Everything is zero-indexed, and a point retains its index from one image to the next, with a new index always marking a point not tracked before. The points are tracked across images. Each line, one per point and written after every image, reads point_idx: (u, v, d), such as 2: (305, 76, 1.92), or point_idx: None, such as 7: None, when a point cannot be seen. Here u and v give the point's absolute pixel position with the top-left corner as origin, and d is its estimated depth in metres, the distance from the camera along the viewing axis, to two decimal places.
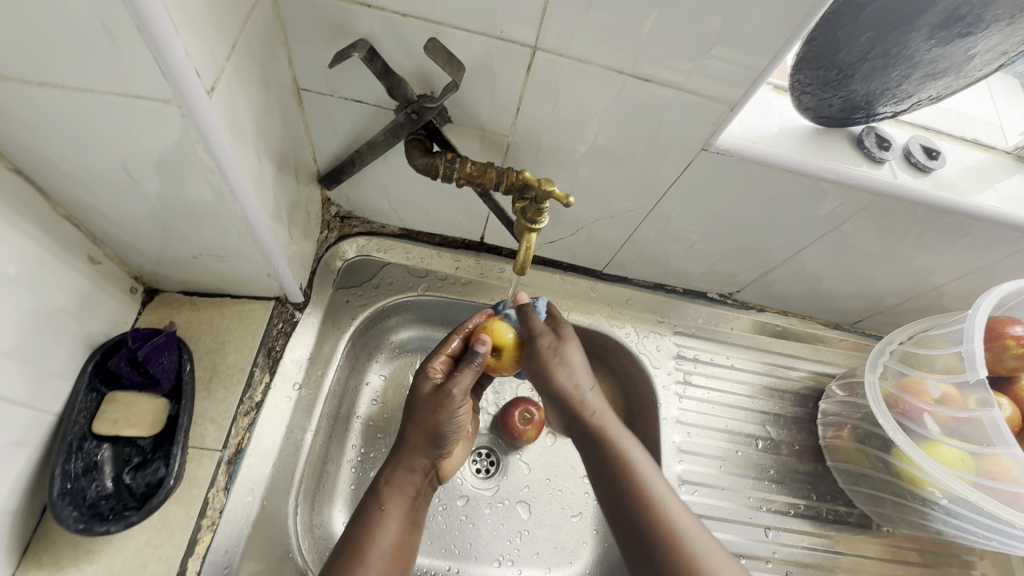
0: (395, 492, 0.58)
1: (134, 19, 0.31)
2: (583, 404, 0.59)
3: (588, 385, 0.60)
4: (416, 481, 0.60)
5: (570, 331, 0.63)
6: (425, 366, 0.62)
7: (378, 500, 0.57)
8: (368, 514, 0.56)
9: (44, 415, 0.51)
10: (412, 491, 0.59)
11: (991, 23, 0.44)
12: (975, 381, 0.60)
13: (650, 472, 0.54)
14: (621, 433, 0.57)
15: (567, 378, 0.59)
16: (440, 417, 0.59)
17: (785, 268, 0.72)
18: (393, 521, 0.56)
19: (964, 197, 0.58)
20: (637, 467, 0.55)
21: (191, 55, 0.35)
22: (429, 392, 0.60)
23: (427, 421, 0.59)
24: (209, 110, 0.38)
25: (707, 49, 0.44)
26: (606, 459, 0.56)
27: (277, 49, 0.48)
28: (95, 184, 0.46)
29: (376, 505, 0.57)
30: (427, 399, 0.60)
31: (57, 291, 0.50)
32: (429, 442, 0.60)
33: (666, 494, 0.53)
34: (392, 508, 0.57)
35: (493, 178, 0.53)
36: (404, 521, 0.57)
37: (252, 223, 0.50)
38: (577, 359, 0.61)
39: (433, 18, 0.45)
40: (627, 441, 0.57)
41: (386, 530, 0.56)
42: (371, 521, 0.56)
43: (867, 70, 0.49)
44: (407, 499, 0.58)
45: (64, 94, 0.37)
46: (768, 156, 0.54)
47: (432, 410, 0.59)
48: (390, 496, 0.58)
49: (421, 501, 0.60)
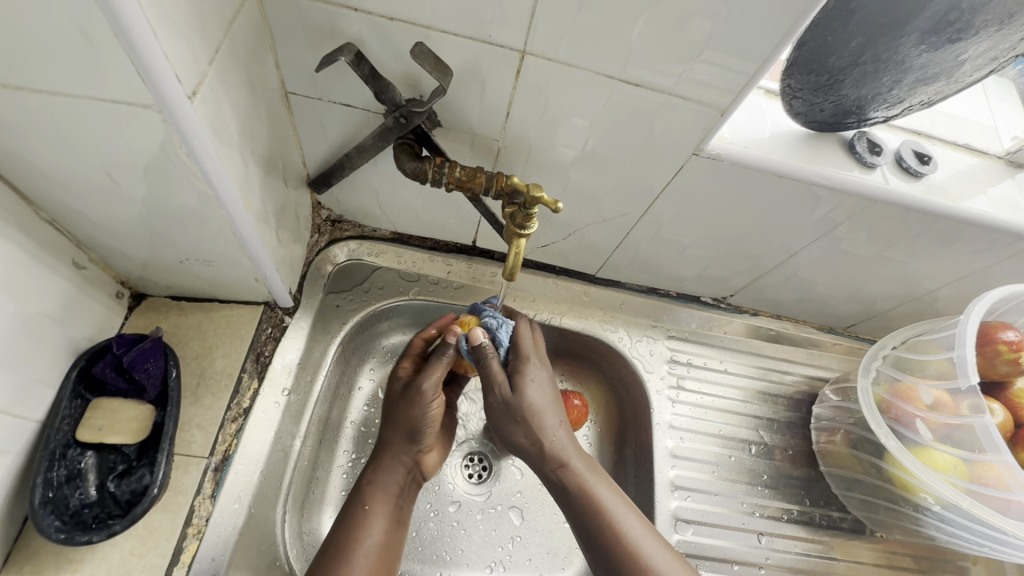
0: (379, 492, 0.58)
1: (112, 24, 0.31)
2: (552, 452, 0.56)
3: (556, 431, 0.56)
4: (399, 478, 0.60)
5: (531, 366, 0.57)
6: (393, 370, 0.63)
7: (362, 500, 0.57)
8: (353, 512, 0.56)
9: (26, 422, 0.50)
10: (396, 490, 0.59)
11: (981, 28, 0.44)
12: (967, 388, 0.59)
13: (623, 516, 0.54)
14: (591, 477, 0.56)
15: (529, 420, 0.55)
16: (414, 415, 0.59)
17: (778, 273, 0.72)
18: (377, 520, 0.56)
19: (955, 202, 0.57)
20: (611, 515, 0.54)
21: (171, 60, 0.35)
22: (402, 390, 0.61)
23: (403, 418, 0.60)
24: (191, 115, 0.38)
25: (697, 54, 0.44)
26: (579, 509, 0.55)
27: (263, 52, 0.47)
28: (78, 189, 0.45)
29: (360, 506, 0.57)
30: (399, 399, 0.61)
31: (39, 297, 0.50)
32: (409, 438, 0.60)
33: (642, 540, 0.53)
34: (376, 507, 0.57)
35: (482, 183, 0.52)
36: (390, 521, 0.57)
37: (238, 228, 0.50)
38: (538, 398, 0.56)
39: (420, 22, 0.44)
40: (598, 486, 0.55)
41: (372, 527, 0.55)
42: (356, 520, 0.55)
43: (858, 76, 0.48)
44: (390, 498, 0.58)
45: (42, 99, 0.36)
46: (759, 160, 0.53)
47: (406, 409, 0.59)
48: (374, 496, 0.57)
49: (405, 499, 0.60)
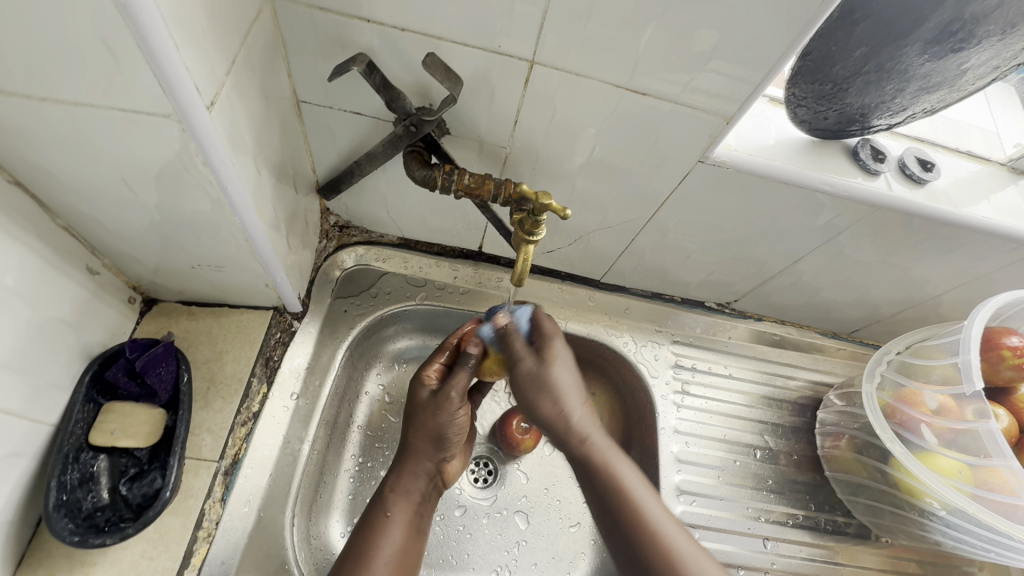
0: (401, 499, 0.58)
1: (136, 38, 0.32)
2: (573, 426, 0.57)
3: (579, 405, 0.59)
4: (421, 487, 0.60)
5: (556, 344, 0.60)
6: (420, 374, 0.61)
7: (384, 507, 0.57)
8: (373, 520, 0.56)
9: (40, 426, 0.50)
10: (417, 498, 0.59)
11: (983, 38, 0.45)
12: (973, 393, 0.60)
13: (644, 495, 0.54)
14: (614, 455, 0.56)
15: (553, 396, 0.58)
16: (441, 422, 0.59)
17: (782, 278, 0.72)
18: (398, 529, 0.56)
19: (958, 208, 0.58)
20: (630, 489, 0.54)
21: (190, 70, 0.35)
22: (427, 398, 0.60)
23: (429, 426, 0.59)
24: (208, 123, 0.38)
25: (702, 64, 0.44)
26: (601, 485, 0.55)
27: (276, 62, 0.48)
28: (95, 196, 0.46)
29: (380, 512, 0.57)
30: (425, 405, 0.60)
31: (55, 302, 0.50)
32: (434, 446, 0.60)
33: (659, 518, 0.53)
34: (396, 515, 0.57)
35: (491, 190, 0.53)
36: (410, 528, 0.57)
37: (250, 234, 0.50)
38: (569, 377, 0.59)
39: (431, 33, 0.45)
40: (620, 464, 0.56)
41: (392, 536, 0.56)
42: (377, 528, 0.55)
43: (862, 84, 0.49)
44: (411, 505, 0.58)
45: (63, 108, 0.37)
46: (764, 167, 0.54)
47: (432, 415, 0.59)
48: (395, 503, 0.58)
49: (426, 507, 0.60)
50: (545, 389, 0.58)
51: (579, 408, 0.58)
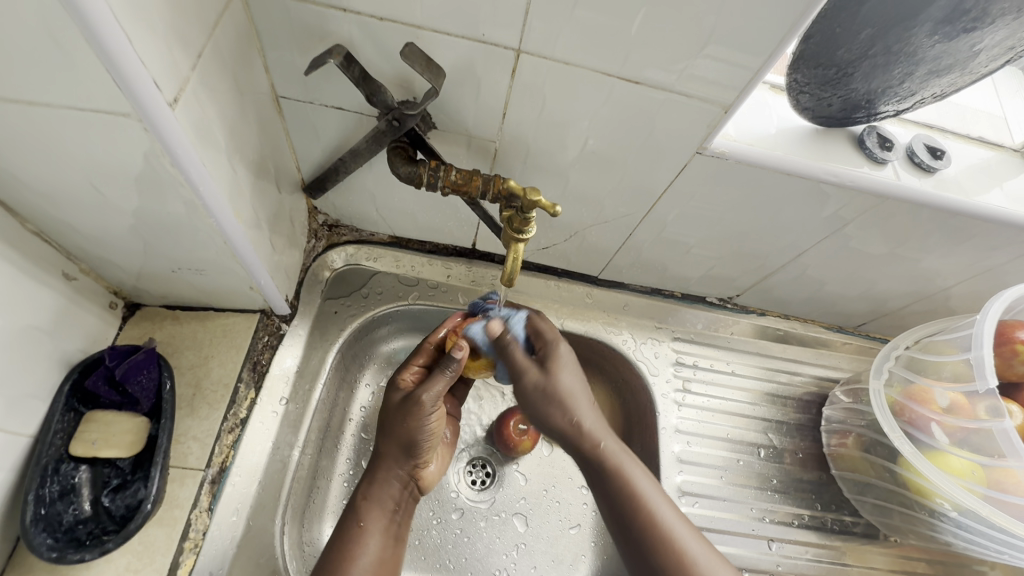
0: (374, 507, 0.56)
1: (83, 33, 0.30)
2: (579, 430, 0.58)
3: (587, 410, 0.59)
4: (394, 493, 0.58)
5: (561, 349, 0.61)
6: (395, 378, 0.60)
7: (357, 517, 0.56)
8: (346, 530, 0.55)
9: (17, 438, 0.49)
10: (392, 505, 0.57)
11: (998, 17, 0.42)
12: (985, 390, 0.57)
13: (648, 487, 0.55)
14: (624, 458, 0.57)
15: (565, 404, 0.59)
16: (412, 427, 0.57)
17: (786, 271, 0.70)
18: (374, 537, 0.55)
19: (969, 197, 0.55)
20: (641, 489, 0.54)
21: (149, 65, 0.33)
22: (399, 402, 0.58)
23: (399, 433, 0.57)
24: (172, 120, 0.36)
25: (699, 49, 0.42)
26: (612, 488, 0.55)
27: (250, 56, 0.46)
28: (64, 201, 0.44)
29: (354, 522, 0.55)
30: (397, 408, 0.58)
31: (30, 310, 0.49)
32: (405, 452, 0.58)
33: (673, 524, 0.53)
34: (371, 524, 0.55)
35: (479, 186, 0.51)
36: (385, 538, 0.56)
37: (228, 236, 0.48)
38: (574, 380, 0.60)
39: (411, 22, 0.43)
40: (630, 467, 0.56)
41: (368, 544, 0.54)
42: (349, 539, 0.54)
43: (868, 68, 0.46)
44: (386, 513, 0.57)
45: (19, 109, 0.35)
46: (765, 157, 0.51)
47: (402, 421, 0.57)
48: (369, 512, 0.56)
49: (401, 514, 0.58)
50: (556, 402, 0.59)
51: (581, 407, 0.59)
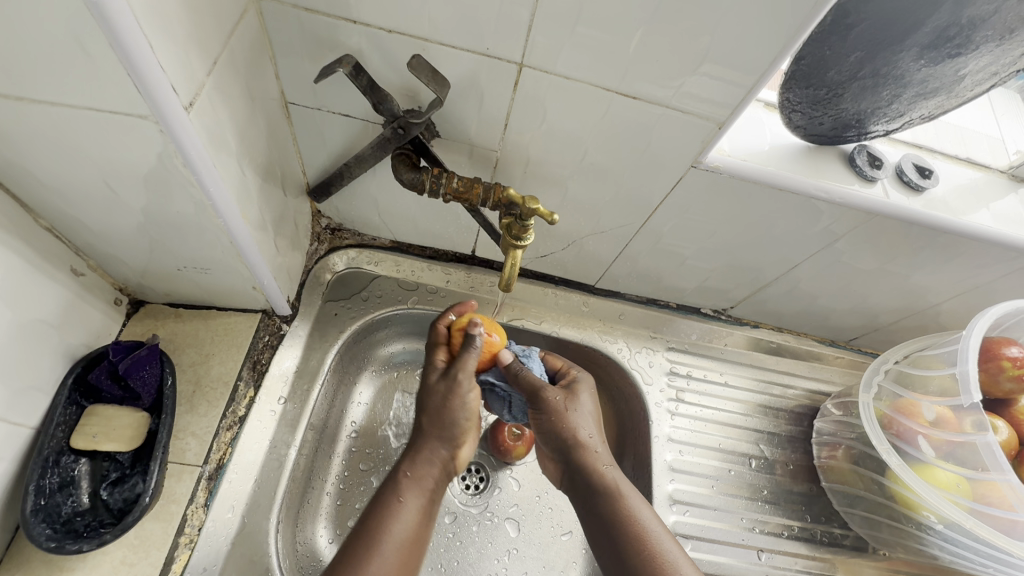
0: (415, 484, 0.55)
1: (107, 38, 0.31)
2: (585, 453, 0.58)
3: (594, 432, 0.60)
4: (436, 471, 0.56)
5: (580, 387, 0.62)
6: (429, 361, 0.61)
7: (396, 491, 0.54)
8: (384, 502, 0.53)
9: (20, 429, 0.50)
10: (431, 485, 0.56)
11: (981, 44, 0.44)
12: (969, 405, 0.59)
13: (633, 495, 0.57)
14: (625, 487, 0.57)
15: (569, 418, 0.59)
16: (451, 405, 0.57)
17: (779, 284, 0.71)
18: (411, 513, 0.53)
19: (957, 216, 0.57)
20: (632, 509, 0.55)
21: (167, 70, 0.35)
22: (438, 380, 0.59)
23: (439, 410, 0.57)
24: (186, 124, 0.38)
25: (695, 67, 0.43)
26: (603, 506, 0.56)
27: (262, 62, 0.47)
28: (78, 199, 0.46)
29: (393, 496, 0.54)
30: (436, 386, 0.58)
31: (38, 304, 0.50)
32: (448, 429, 0.57)
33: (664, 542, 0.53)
34: (409, 499, 0.54)
35: (480, 194, 0.52)
36: (422, 515, 0.54)
37: (235, 236, 0.49)
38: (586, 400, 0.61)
39: (419, 34, 0.45)
40: (631, 495, 0.57)
41: (404, 519, 0.52)
42: (389, 511, 0.52)
43: (857, 89, 0.48)
44: (425, 491, 0.55)
45: (39, 108, 0.36)
46: (757, 172, 0.53)
47: (442, 399, 0.57)
48: (408, 487, 0.54)
49: (438, 494, 0.57)
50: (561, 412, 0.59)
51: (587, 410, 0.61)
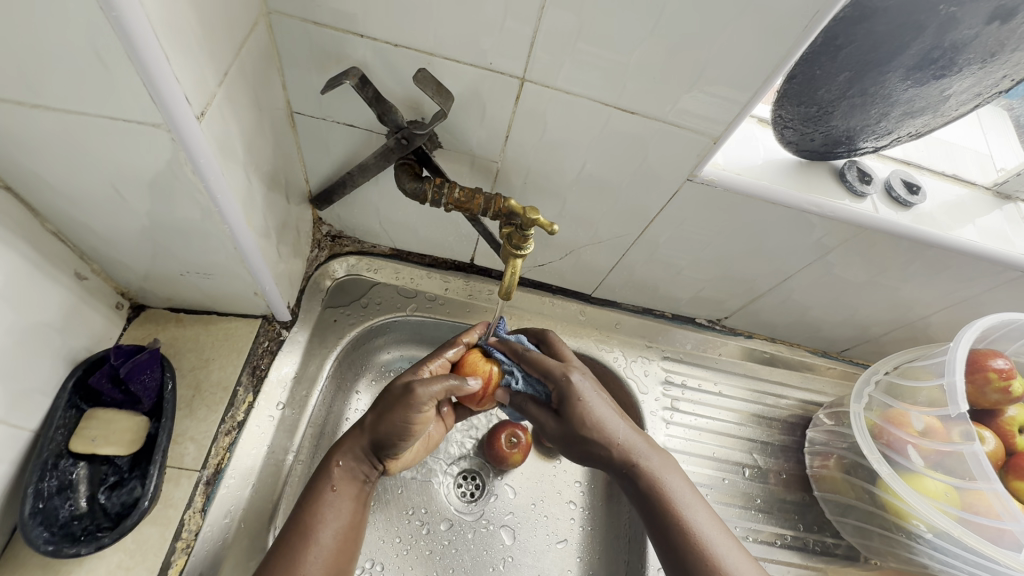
0: (346, 477, 0.54)
1: (125, 48, 0.32)
2: (616, 448, 0.55)
3: (628, 430, 0.56)
4: (368, 467, 0.56)
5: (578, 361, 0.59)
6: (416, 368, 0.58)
7: (328, 482, 0.54)
8: (317, 493, 0.53)
9: (20, 432, 0.50)
10: (363, 478, 0.55)
11: (965, 66, 0.46)
12: (957, 415, 0.60)
13: (674, 480, 0.55)
14: (663, 470, 0.55)
15: (597, 421, 0.54)
16: (403, 418, 0.53)
17: (773, 295, 0.73)
18: (339, 509, 0.53)
19: (945, 231, 0.59)
20: (679, 500, 0.53)
21: (181, 80, 0.36)
22: (401, 392, 0.54)
23: (393, 419, 0.53)
24: (198, 133, 0.39)
25: (691, 84, 0.45)
26: (648, 498, 0.54)
27: (270, 73, 0.49)
28: (85, 204, 0.47)
29: (326, 485, 0.53)
30: (398, 394, 0.54)
31: (41, 307, 0.50)
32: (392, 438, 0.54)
33: (707, 525, 0.53)
34: (342, 491, 0.53)
35: (481, 204, 0.53)
36: (354, 509, 0.54)
37: (239, 242, 0.50)
38: (628, 431, 0.56)
39: (424, 49, 0.46)
40: (669, 477, 0.55)
41: (334, 512, 0.52)
42: (316, 501, 0.52)
43: (847, 107, 0.50)
44: (358, 482, 0.55)
45: (54, 115, 0.37)
46: (750, 185, 0.54)
47: (398, 411, 0.53)
48: (341, 478, 0.54)
49: (370, 488, 0.57)
50: (587, 417, 0.54)
51: (628, 432, 0.56)
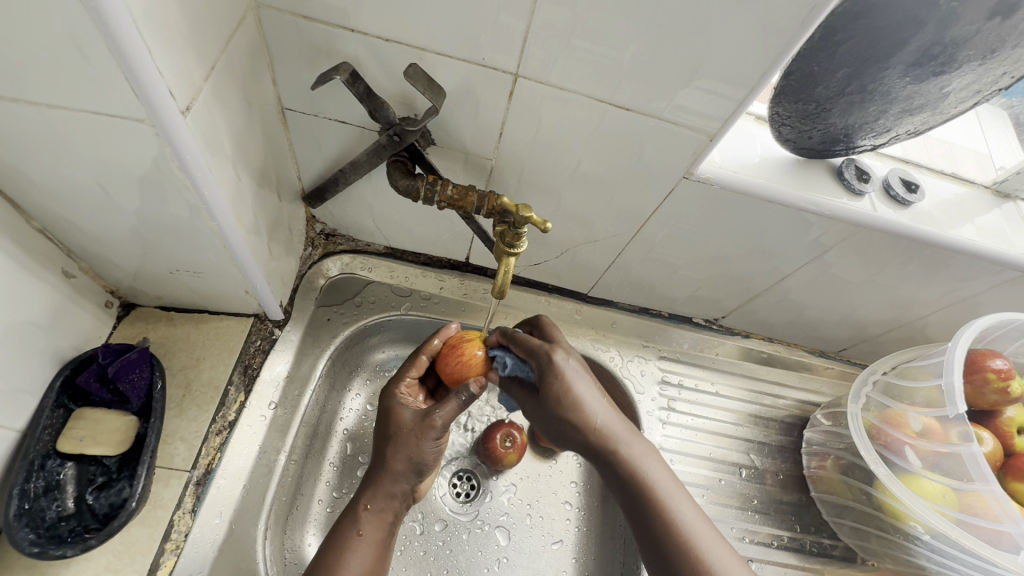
0: (374, 519, 0.53)
1: (105, 41, 0.31)
2: (595, 434, 0.53)
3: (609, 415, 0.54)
4: (396, 505, 0.55)
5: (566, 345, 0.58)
6: (394, 391, 0.59)
7: (355, 526, 0.52)
8: (343, 540, 0.51)
9: (6, 432, 0.49)
10: (391, 517, 0.54)
11: (964, 63, 0.45)
12: (955, 416, 0.59)
13: (654, 467, 0.53)
14: (644, 457, 0.53)
15: (576, 405, 0.53)
16: (423, 448, 0.54)
17: (770, 295, 0.72)
18: (368, 550, 0.51)
19: (943, 230, 0.58)
20: (659, 488, 0.52)
21: (164, 74, 0.35)
22: (414, 421, 0.55)
23: (410, 450, 0.54)
24: (183, 128, 0.38)
25: (686, 80, 0.44)
26: (627, 486, 0.52)
27: (260, 68, 0.48)
28: (71, 201, 0.46)
29: (352, 532, 0.52)
30: (409, 426, 0.55)
31: (28, 306, 0.50)
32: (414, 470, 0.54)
33: (688, 516, 0.50)
34: (368, 535, 0.52)
35: (474, 202, 0.53)
36: (380, 548, 0.52)
37: (229, 240, 0.50)
38: (608, 417, 0.54)
39: (415, 43, 0.45)
40: (650, 464, 0.53)
41: (362, 555, 0.51)
42: (343, 548, 0.51)
43: (845, 104, 0.49)
44: (387, 525, 0.54)
45: (36, 110, 0.37)
46: (746, 183, 0.54)
47: (416, 442, 0.54)
48: (367, 521, 0.53)
49: (399, 525, 0.55)
50: (567, 401, 0.53)
51: (608, 417, 0.54)
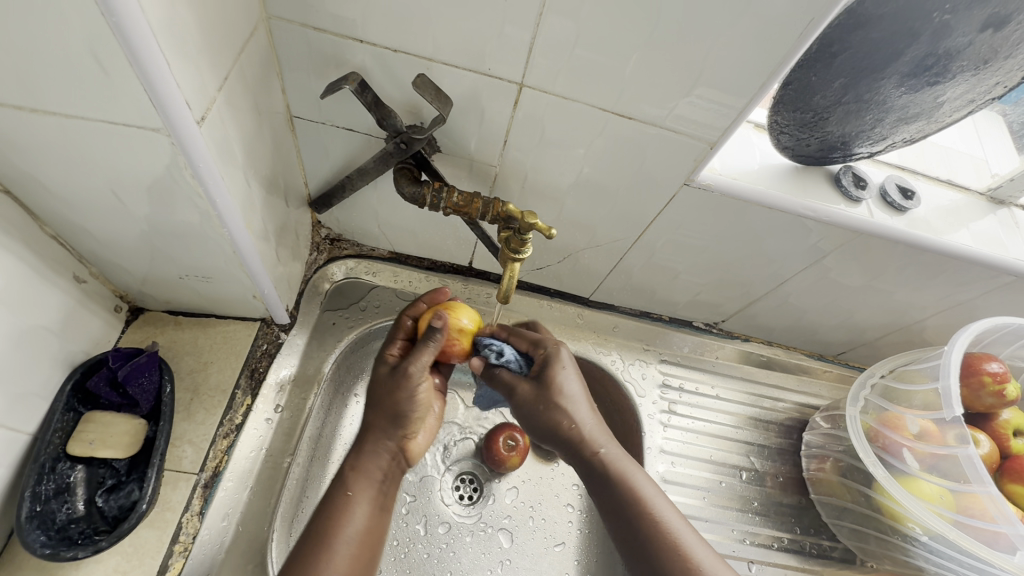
0: (363, 479, 0.52)
1: (126, 54, 0.32)
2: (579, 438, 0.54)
3: (590, 419, 0.55)
4: (386, 465, 0.54)
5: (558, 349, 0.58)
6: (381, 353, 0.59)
7: (344, 486, 0.51)
8: (331, 500, 0.51)
9: (17, 435, 0.50)
10: (381, 476, 0.53)
11: (958, 73, 0.46)
12: (952, 418, 0.60)
13: (639, 475, 0.54)
14: (630, 465, 0.54)
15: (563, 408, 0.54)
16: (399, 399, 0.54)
17: (769, 299, 0.73)
18: (359, 507, 0.50)
19: (939, 236, 0.59)
20: (645, 494, 0.52)
21: (182, 86, 0.36)
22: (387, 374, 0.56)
23: (388, 405, 0.54)
24: (198, 138, 0.39)
25: (687, 90, 0.45)
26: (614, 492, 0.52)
27: (270, 77, 0.49)
28: (85, 207, 0.47)
29: (341, 491, 0.51)
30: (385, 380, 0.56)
31: (40, 310, 0.50)
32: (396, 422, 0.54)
33: (674, 522, 0.51)
34: (358, 492, 0.51)
35: (479, 208, 0.54)
36: (373, 509, 0.51)
37: (238, 245, 0.50)
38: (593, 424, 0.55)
39: (423, 54, 0.46)
40: (636, 473, 0.54)
41: (354, 514, 0.50)
42: (333, 506, 0.50)
43: (842, 113, 0.50)
44: (375, 483, 0.52)
45: (55, 120, 0.38)
46: (746, 190, 0.55)
47: (388, 392, 0.55)
48: (357, 482, 0.52)
49: (391, 485, 0.54)
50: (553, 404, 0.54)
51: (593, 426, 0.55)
